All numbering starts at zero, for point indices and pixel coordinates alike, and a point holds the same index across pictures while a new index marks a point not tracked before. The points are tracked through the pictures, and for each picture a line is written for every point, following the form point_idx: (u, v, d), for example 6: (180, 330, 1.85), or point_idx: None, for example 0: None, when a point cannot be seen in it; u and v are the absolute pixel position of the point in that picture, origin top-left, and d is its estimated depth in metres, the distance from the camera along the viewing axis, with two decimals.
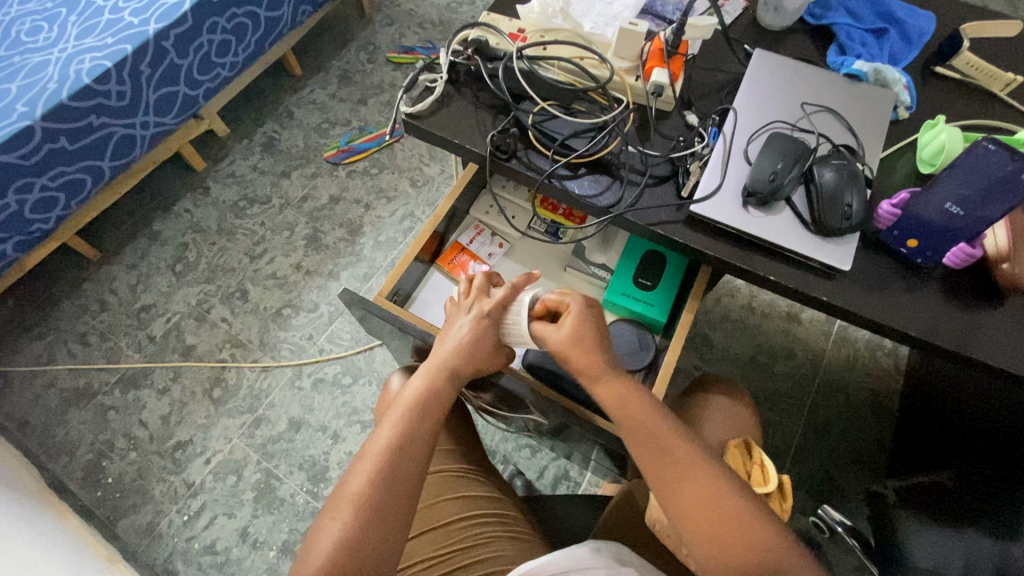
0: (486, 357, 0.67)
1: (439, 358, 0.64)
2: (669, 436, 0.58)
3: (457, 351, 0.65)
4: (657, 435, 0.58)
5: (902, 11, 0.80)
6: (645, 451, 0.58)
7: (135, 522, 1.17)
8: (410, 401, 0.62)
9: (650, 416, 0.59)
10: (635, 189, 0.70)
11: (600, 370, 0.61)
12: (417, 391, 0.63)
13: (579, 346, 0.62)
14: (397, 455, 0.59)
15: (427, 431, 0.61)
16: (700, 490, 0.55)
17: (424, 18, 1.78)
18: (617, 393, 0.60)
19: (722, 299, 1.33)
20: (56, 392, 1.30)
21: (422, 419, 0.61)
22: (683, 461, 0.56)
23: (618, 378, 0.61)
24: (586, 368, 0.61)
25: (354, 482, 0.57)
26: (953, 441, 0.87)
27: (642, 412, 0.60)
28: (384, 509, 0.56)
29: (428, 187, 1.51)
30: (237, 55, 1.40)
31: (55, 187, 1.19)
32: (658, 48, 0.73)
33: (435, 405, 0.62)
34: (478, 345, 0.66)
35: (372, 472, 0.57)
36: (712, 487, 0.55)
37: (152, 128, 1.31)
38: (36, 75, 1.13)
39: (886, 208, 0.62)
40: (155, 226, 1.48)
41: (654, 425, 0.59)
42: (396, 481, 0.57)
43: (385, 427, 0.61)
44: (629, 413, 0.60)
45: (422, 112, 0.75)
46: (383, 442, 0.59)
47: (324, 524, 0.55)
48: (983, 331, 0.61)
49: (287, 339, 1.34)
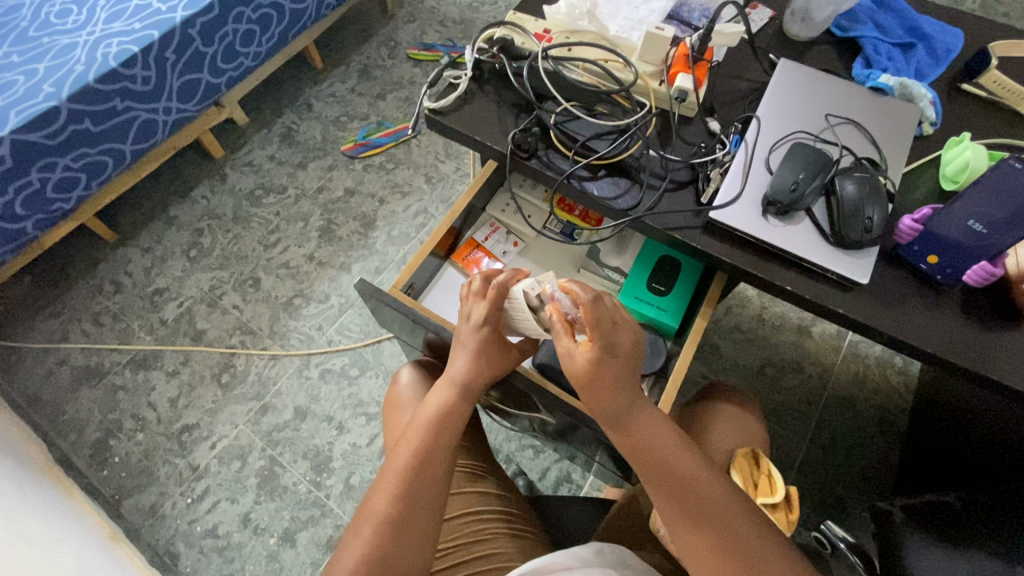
0: (496, 364, 0.66)
1: (452, 376, 0.65)
2: (689, 476, 0.56)
3: (468, 369, 0.64)
4: (679, 476, 0.56)
5: (930, 27, 0.80)
6: (666, 493, 0.56)
7: (139, 503, 1.18)
8: (428, 417, 0.63)
9: (674, 455, 0.57)
10: (654, 194, 0.69)
11: (621, 409, 0.58)
12: (436, 406, 0.64)
13: (597, 379, 0.57)
14: (415, 474, 0.59)
15: (448, 444, 0.62)
16: (721, 532, 0.53)
17: (446, 16, 1.79)
18: (637, 433, 0.58)
19: (732, 309, 1.33)
20: (68, 369, 1.31)
21: (440, 435, 0.62)
22: (707, 502, 0.55)
23: (644, 417, 0.58)
24: (602, 404, 0.58)
25: (375, 502, 0.58)
26: (962, 461, 0.86)
27: (664, 451, 0.57)
28: (404, 524, 0.57)
29: (443, 183, 1.52)
30: (261, 45, 1.42)
31: (77, 167, 1.20)
32: (684, 54, 0.73)
33: (453, 418, 0.63)
34: (487, 357, 0.65)
35: (392, 490, 0.58)
36: (730, 523, 0.54)
37: (174, 114, 1.33)
38: (64, 57, 1.15)
39: (907, 223, 0.62)
40: (172, 211, 1.50)
41: (675, 464, 0.57)
42: (414, 499, 0.58)
43: (404, 446, 0.62)
44: (648, 452, 0.57)
45: (445, 108, 0.75)
46: (402, 460, 0.60)
47: (350, 541, 0.57)
48: (1000, 351, 0.60)
49: (296, 329, 1.35)
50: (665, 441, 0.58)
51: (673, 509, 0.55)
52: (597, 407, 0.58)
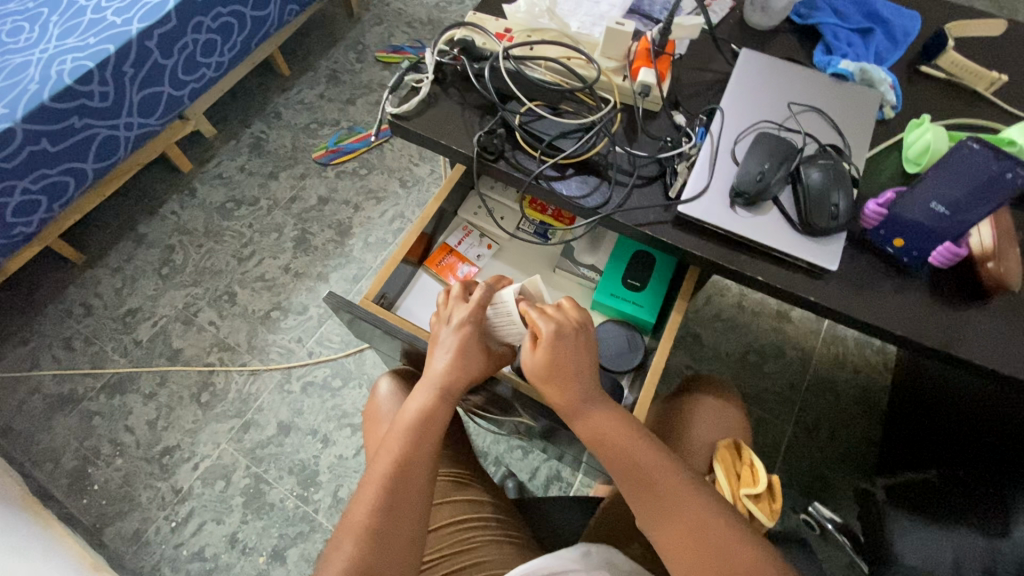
0: (478, 366, 0.64)
1: (432, 379, 0.63)
2: (651, 464, 0.57)
3: (450, 369, 0.62)
4: (642, 468, 0.57)
5: (887, 11, 0.80)
6: (630, 480, 0.58)
7: (122, 530, 1.16)
8: (409, 423, 0.61)
9: (634, 445, 0.58)
10: (623, 191, 0.69)
11: (580, 402, 0.59)
12: (416, 410, 0.62)
13: (559, 371, 0.59)
14: (396, 483, 0.58)
15: (430, 450, 0.61)
16: (684, 517, 0.55)
17: (413, 17, 1.77)
18: (597, 428, 0.59)
19: (712, 298, 1.34)
20: (40, 398, 1.28)
21: (421, 442, 0.61)
22: (668, 489, 0.56)
23: (600, 409, 0.60)
24: (561, 398, 0.59)
25: (356, 512, 0.57)
26: (941, 436, 0.88)
27: (625, 442, 0.59)
28: (386, 535, 0.56)
29: (418, 187, 1.51)
30: (223, 55, 1.39)
31: (37, 190, 1.17)
32: (645, 47, 0.72)
33: (435, 424, 0.62)
34: (468, 356, 0.63)
35: (373, 500, 0.57)
36: (694, 506, 0.55)
37: (136, 130, 1.30)
38: (16, 77, 1.12)
39: (872, 209, 0.62)
40: (141, 229, 1.46)
41: (637, 457, 0.58)
42: (396, 510, 0.57)
43: (383, 454, 0.60)
44: (609, 443, 0.59)
45: (407, 114, 0.74)
46: (382, 469, 0.59)
47: (333, 554, 0.56)
48: (970, 329, 0.61)
49: (276, 342, 1.33)
50: (626, 432, 0.59)
51: (639, 494, 0.57)
52: (555, 399, 0.60)
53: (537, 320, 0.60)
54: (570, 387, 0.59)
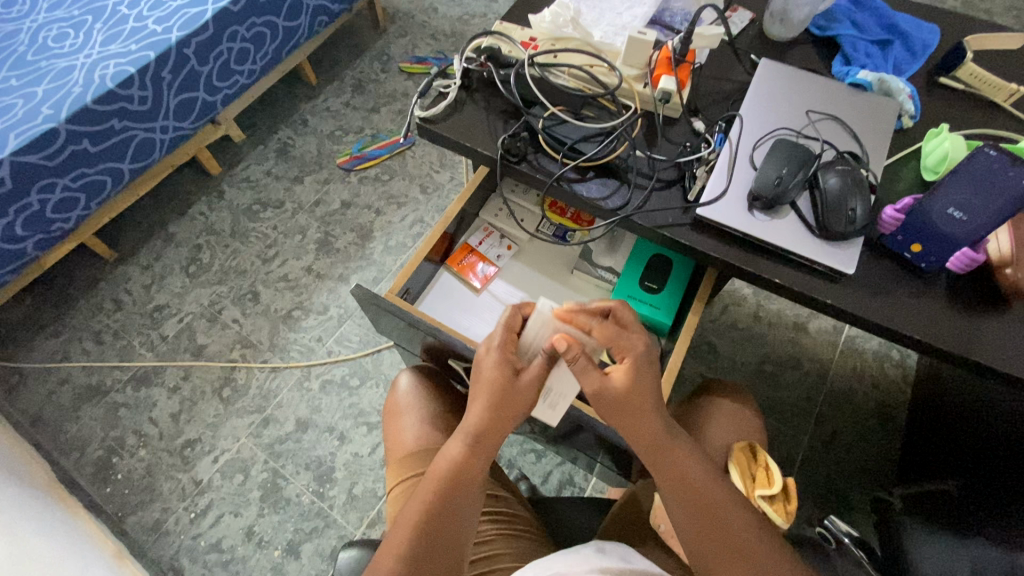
0: (513, 410, 0.62)
1: (465, 429, 0.62)
2: (730, 514, 0.58)
3: (482, 419, 0.61)
4: (715, 509, 0.58)
5: (905, 24, 0.82)
6: (696, 521, 0.58)
7: (142, 519, 1.18)
8: (442, 473, 0.62)
9: (705, 484, 0.59)
10: (643, 193, 0.71)
11: (661, 437, 0.59)
12: (450, 461, 0.62)
13: (639, 401, 0.59)
14: (423, 534, 0.59)
15: (461, 503, 0.61)
16: (751, 563, 0.56)
17: (437, 29, 1.81)
18: (675, 463, 0.59)
19: (728, 308, 1.34)
20: (69, 388, 1.32)
21: (453, 496, 0.61)
22: (739, 533, 0.57)
23: (676, 445, 0.60)
24: (644, 438, 0.59)
25: (384, 556, 0.58)
26: (961, 450, 0.87)
27: (706, 489, 0.59)
28: None
29: (438, 193, 1.54)
30: (255, 63, 1.44)
31: (76, 187, 1.22)
32: (666, 57, 0.75)
33: (469, 477, 0.61)
34: (507, 400, 0.61)
35: (399, 546, 0.58)
36: (761, 559, 0.56)
37: (171, 133, 1.35)
38: (61, 80, 1.17)
39: (889, 213, 0.64)
40: (170, 229, 1.51)
41: (708, 495, 0.58)
42: (421, 561, 0.58)
43: (415, 501, 0.61)
44: (691, 485, 0.59)
45: (435, 116, 0.77)
46: (411, 517, 0.60)
47: None
48: (989, 335, 0.61)
49: (296, 341, 1.36)
50: (700, 468, 0.60)
51: (705, 536, 0.57)
52: (635, 433, 0.60)
53: (620, 339, 0.60)
54: (650, 426, 0.59)
